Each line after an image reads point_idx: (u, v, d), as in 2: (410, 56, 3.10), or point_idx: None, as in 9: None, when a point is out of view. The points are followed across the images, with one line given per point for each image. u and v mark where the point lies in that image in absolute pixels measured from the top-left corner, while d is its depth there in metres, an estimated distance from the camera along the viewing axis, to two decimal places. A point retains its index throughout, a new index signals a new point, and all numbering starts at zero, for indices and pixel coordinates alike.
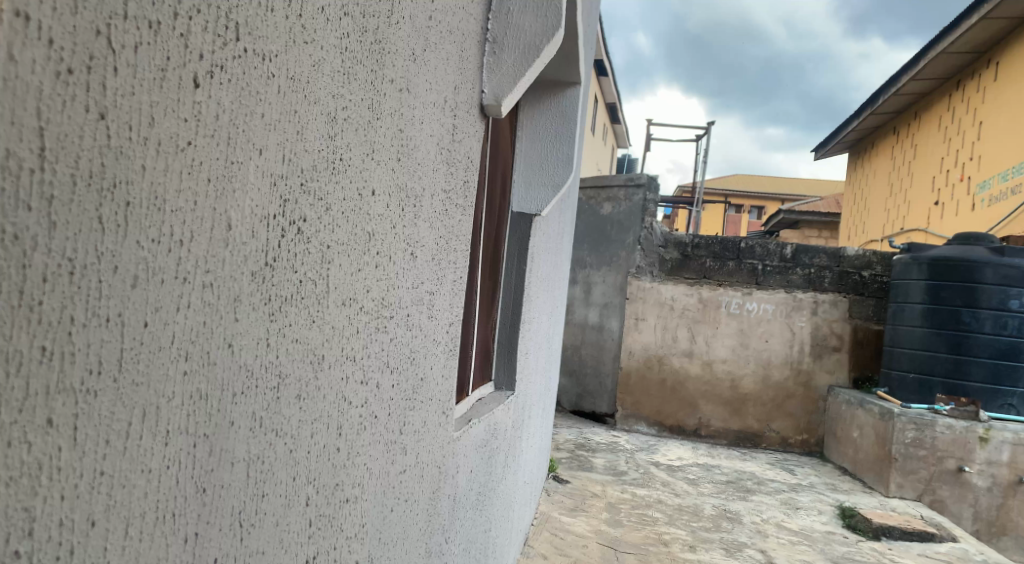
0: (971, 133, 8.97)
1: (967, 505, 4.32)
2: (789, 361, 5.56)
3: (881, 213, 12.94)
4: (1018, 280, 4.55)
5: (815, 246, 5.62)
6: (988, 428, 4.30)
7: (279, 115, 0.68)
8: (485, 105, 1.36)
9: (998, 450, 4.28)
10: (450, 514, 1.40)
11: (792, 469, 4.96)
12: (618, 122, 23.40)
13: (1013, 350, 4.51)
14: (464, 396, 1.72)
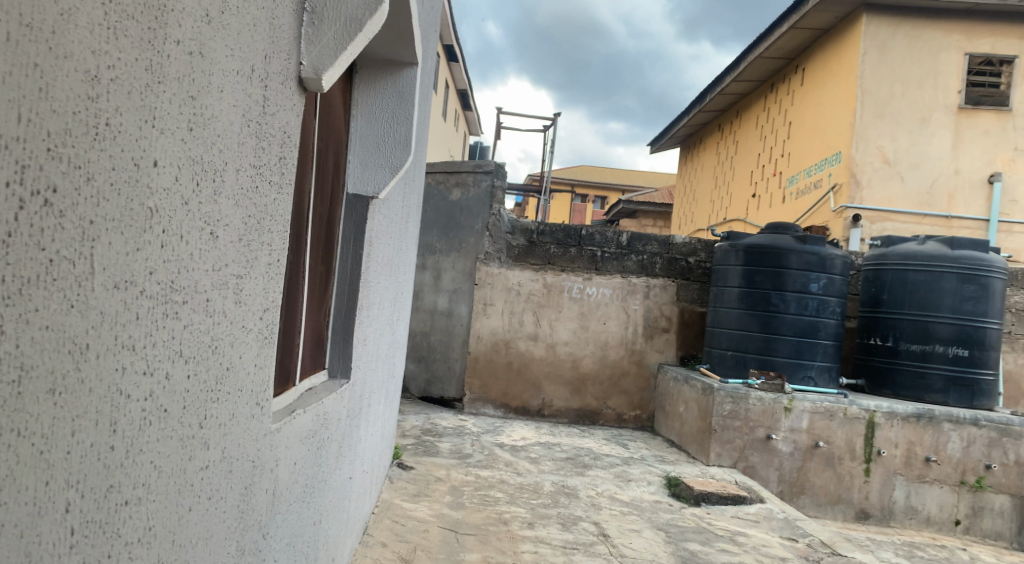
0: (781, 133, 9.84)
1: (773, 469, 4.77)
2: (624, 342, 5.86)
3: (707, 203, 13.91)
4: (817, 265, 5.07)
5: (647, 234, 5.93)
6: (791, 399, 4.78)
7: (9, 67, 0.62)
8: (303, 77, 1.30)
9: (799, 417, 4.77)
10: (269, 510, 1.35)
11: (626, 444, 5.25)
12: (469, 108, 23.50)
13: (812, 328, 5.05)
14: (290, 385, 1.67)
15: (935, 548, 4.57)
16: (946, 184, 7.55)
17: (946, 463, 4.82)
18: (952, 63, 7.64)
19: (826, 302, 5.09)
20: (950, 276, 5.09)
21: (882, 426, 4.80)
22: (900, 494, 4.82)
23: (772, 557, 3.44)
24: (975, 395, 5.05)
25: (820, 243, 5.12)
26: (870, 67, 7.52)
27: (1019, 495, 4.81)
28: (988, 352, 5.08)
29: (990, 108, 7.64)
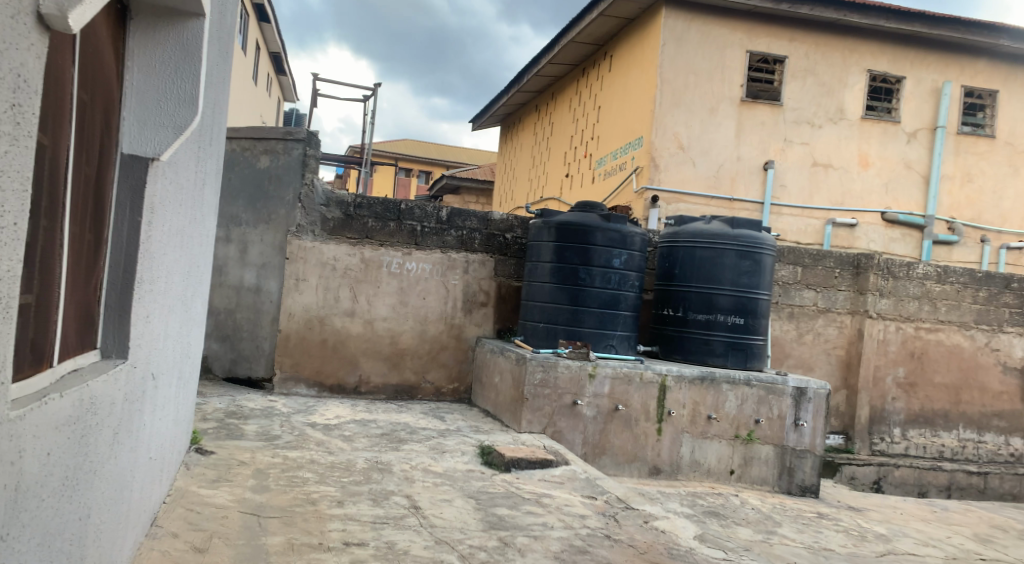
0: (591, 116, 10.31)
1: (578, 432, 5.05)
2: (442, 317, 5.89)
3: (524, 181, 14.29)
4: (620, 242, 5.39)
5: (467, 210, 5.98)
6: (595, 366, 5.08)
7: None
8: (43, 13, 1.15)
9: (602, 383, 5.10)
10: (8, 508, 1.21)
11: (442, 417, 5.30)
12: (284, 73, 22.31)
13: (614, 300, 5.38)
14: (45, 366, 1.50)
15: (714, 496, 5.10)
16: (730, 170, 8.39)
17: (723, 420, 5.36)
18: (736, 58, 8.41)
19: (626, 277, 5.43)
20: (730, 253, 5.63)
21: (672, 388, 5.25)
22: (686, 450, 5.31)
23: (573, 516, 3.65)
24: (748, 357, 5.65)
25: (622, 222, 5.42)
26: (668, 58, 8.07)
27: (780, 445, 5.47)
28: (759, 320, 5.70)
29: (765, 102, 8.60)
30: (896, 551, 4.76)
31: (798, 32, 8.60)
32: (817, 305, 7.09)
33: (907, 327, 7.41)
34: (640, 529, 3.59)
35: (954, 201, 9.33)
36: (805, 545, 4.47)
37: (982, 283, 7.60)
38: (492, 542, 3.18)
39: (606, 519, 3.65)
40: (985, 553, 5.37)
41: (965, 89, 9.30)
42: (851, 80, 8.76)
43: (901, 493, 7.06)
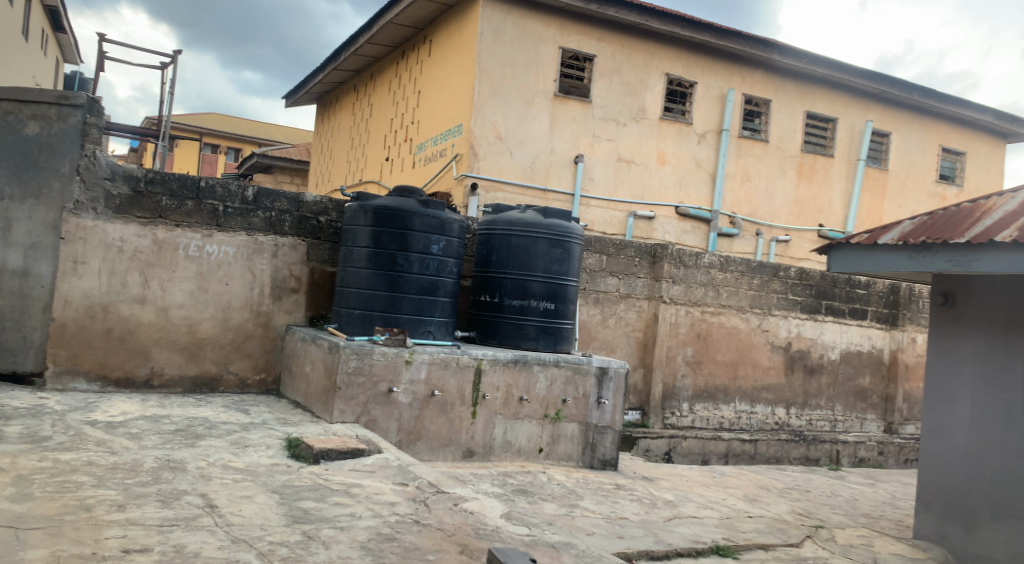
0: (411, 101, 10.21)
1: (393, 420, 5.00)
2: (248, 304, 5.57)
3: (341, 164, 13.89)
4: (437, 228, 5.37)
5: (276, 190, 5.68)
6: (412, 352, 5.05)
7: None
8: None
9: (418, 369, 5.08)
10: None
11: (247, 409, 5.01)
12: (64, 32, 19.96)
13: (431, 287, 5.38)
14: None
15: (524, 474, 5.30)
16: (544, 162, 8.73)
17: (534, 401, 5.57)
18: (550, 53, 8.70)
19: (444, 263, 5.44)
20: (542, 241, 5.82)
21: (487, 372, 5.35)
22: (499, 431, 5.45)
23: (382, 504, 3.60)
24: (557, 341, 5.92)
25: (440, 208, 5.41)
26: (485, 48, 8.24)
27: (584, 422, 5.80)
28: (568, 305, 5.96)
29: (576, 98, 8.98)
30: (681, 515, 5.28)
31: (606, 33, 9.02)
32: (619, 291, 7.60)
33: (695, 311, 8.10)
34: (449, 511, 3.62)
35: (735, 198, 10.25)
36: (603, 516, 4.81)
37: (756, 272, 8.55)
38: (294, 537, 3.05)
39: (415, 505, 3.65)
40: (752, 511, 6.04)
41: (745, 96, 10.27)
42: (651, 82, 9.38)
43: (688, 462, 7.67)
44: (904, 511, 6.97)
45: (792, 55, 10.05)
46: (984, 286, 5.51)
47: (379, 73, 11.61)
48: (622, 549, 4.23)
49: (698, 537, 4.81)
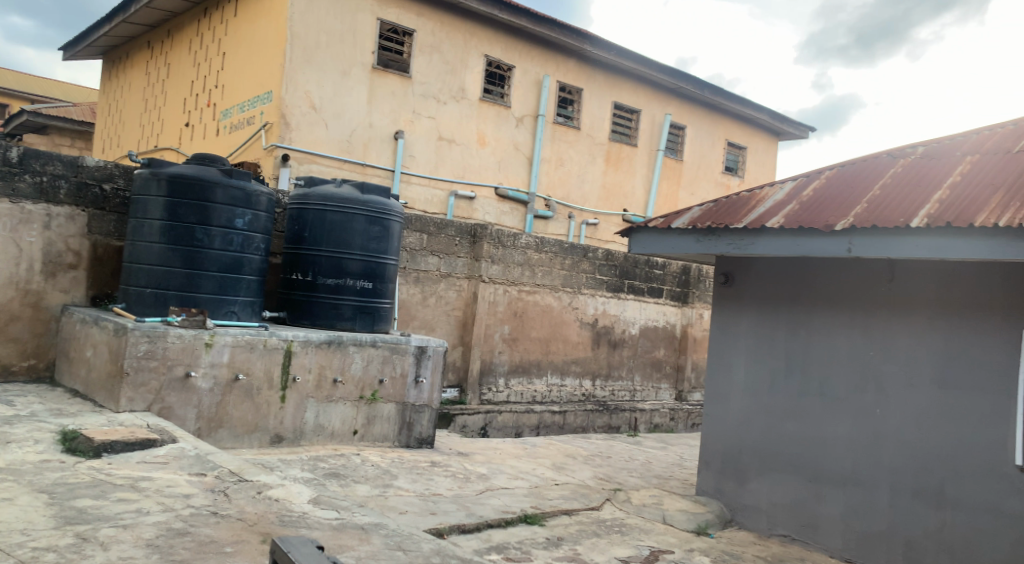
0: (213, 63, 9.50)
1: (191, 407, 4.65)
2: (13, 281, 4.90)
3: (132, 128, 12.65)
4: (242, 201, 5.03)
5: (49, 152, 5.03)
6: (213, 334, 4.71)
7: None
8: None
9: (220, 352, 4.75)
10: None
11: (11, 401, 4.42)
12: None
13: (235, 264, 5.05)
14: None
15: (336, 457, 5.17)
16: (361, 136, 8.53)
17: (348, 382, 5.46)
18: (366, 24, 8.43)
19: (250, 238, 5.12)
20: (359, 218, 5.65)
21: (298, 354, 5.14)
22: (310, 415, 5.27)
23: (175, 497, 3.33)
24: (375, 321, 5.84)
25: (245, 179, 5.06)
26: (297, 12, 7.83)
27: (402, 402, 5.82)
28: (386, 284, 5.88)
29: (395, 72, 8.80)
30: (492, 487, 5.47)
31: (426, 8, 8.93)
32: (439, 270, 7.65)
33: (512, 290, 8.34)
34: (250, 501, 3.42)
35: (551, 181, 10.59)
36: (416, 494, 4.87)
37: (567, 253, 8.89)
38: (64, 541, 2.73)
39: (214, 496, 3.41)
40: (559, 478, 6.31)
41: (559, 83, 10.52)
42: (470, 62, 9.42)
43: (502, 435, 7.95)
44: (690, 471, 7.62)
45: (604, 47, 10.52)
46: (758, 265, 6.11)
47: (178, 30, 10.67)
48: (435, 525, 4.38)
49: (509, 508, 5.06)
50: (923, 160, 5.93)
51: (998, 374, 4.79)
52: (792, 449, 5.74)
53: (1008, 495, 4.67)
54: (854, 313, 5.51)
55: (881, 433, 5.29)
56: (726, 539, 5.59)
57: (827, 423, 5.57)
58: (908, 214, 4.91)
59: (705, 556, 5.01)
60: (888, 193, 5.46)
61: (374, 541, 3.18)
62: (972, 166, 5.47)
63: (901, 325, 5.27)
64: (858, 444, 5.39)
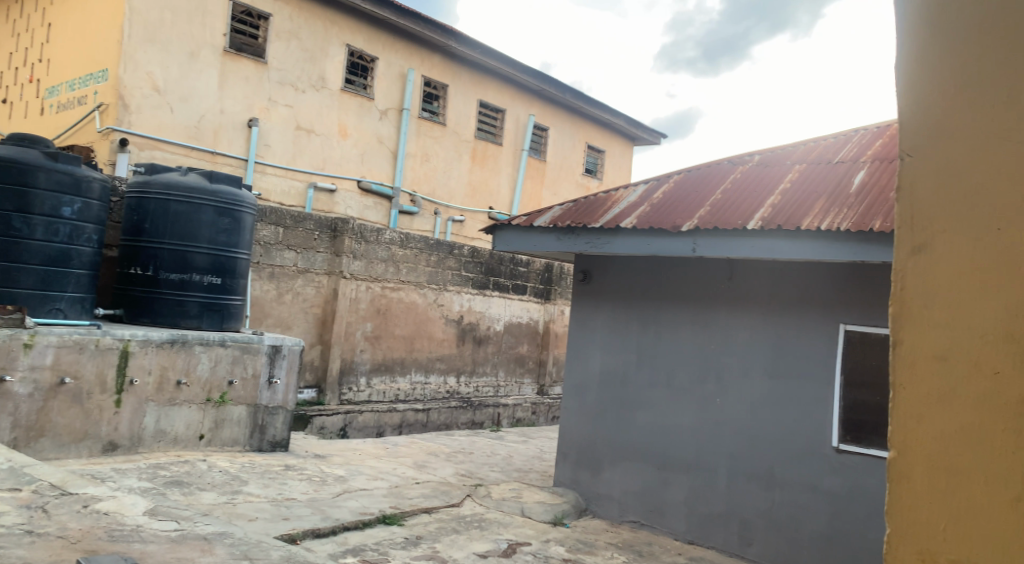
0: (38, 35, 8.59)
1: (5, 416, 4.14)
2: None
3: None
4: (70, 188, 4.57)
5: None
6: (33, 334, 4.24)
7: None
8: None
9: (41, 354, 4.28)
10: None
11: None
12: None
13: (62, 257, 4.57)
14: None
15: (179, 464, 4.79)
16: (211, 123, 8.01)
17: (194, 384, 5.10)
18: (217, 3, 7.94)
19: (79, 229, 4.65)
20: (206, 210, 5.30)
21: (135, 354, 4.74)
22: (150, 420, 4.87)
23: None
24: (224, 319, 5.49)
25: (74, 164, 4.60)
26: None
27: (253, 403, 5.49)
28: (236, 280, 5.56)
29: (250, 57, 8.34)
30: (350, 489, 5.28)
31: None
32: (297, 265, 7.41)
33: (376, 287, 8.16)
34: (74, 516, 3.08)
35: (416, 176, 10.44)
36: (268, 499, 4.61)
37: (433, 249, 8.82)
38: None
39: (29, 513, 3.03)
40: (420, 477, 6.20)
41: (423, 78, 10.42)
42: (331, 51, 9.10)
43: (363, 436, 7.63)
44: (548, 463, 7.72)
45: (468, 44, 10.52)
46: (613, 264, 6.27)
47: None
48: (289, 530, 4.16)
49: (367, 509, 4.90)
50: (758, 168, 6.33)
51: (819, 364, 5.17)
52: (641, 439, 5.94)
53: (827, 475, 5.05)
54: (699, 310, 5.77)
55: (721, 420, 5.58)
56: (581, 528, 5.67)
57: (673, 412, 5.80)
58: (745, 217, 5.19)
59: (560, 545, 5.06)
60: (729, 197, 5.77)
61: (217, 551, 2.95)
62: (800, 175, 5.87)
63: (739, 321, 5.57)
64: (701, 432, 5.65)
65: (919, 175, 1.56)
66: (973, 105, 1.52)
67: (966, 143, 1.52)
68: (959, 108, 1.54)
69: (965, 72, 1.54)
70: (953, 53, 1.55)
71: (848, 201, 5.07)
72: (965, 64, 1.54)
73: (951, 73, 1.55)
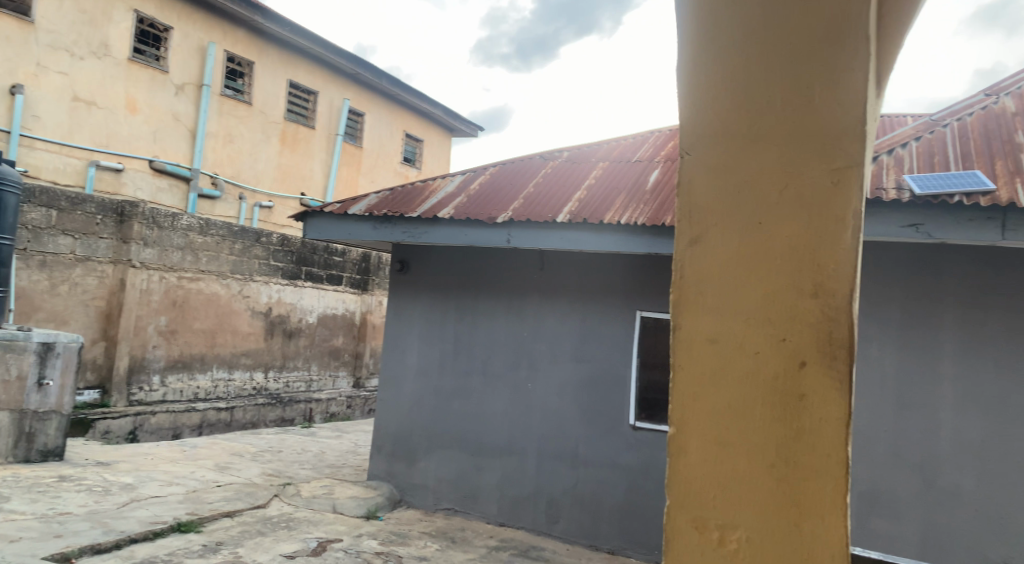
0: None
1: None
2: None
3: None
4: None
5: None
6: None
7: None
8: None
9: None
10: None
11: None
12: None
13: None
14: None
15: None
16: None
17: None
18: None
19: None
20: None
21: None
22: None
23: None
24: None
25: None
26: None
27: (18, 409, 4.97)
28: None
29: (11, 14, 7.21)
30: (140, 497, 4.81)
31: None
32: (75, 253, 6.48)
33: (171, 276, 7.37)
34: None
35: (217, 158, 9.50)
36: (36, 516, 4.18)
37: (237, 236, 8.10)
38: None
39: None
40: (222, 479, 5.72)
41: (226, 53, 9.62)
42: (116, 15, 8.07)
43: (156, 439, 6.84)
44: (363, 457, 7.34)
45: (276, 21, 9.84)
46: (429, 255, 6.07)
47: None
48: (63, 548, 3.82)
49: (158, 518, 4.51)
50: (567, 164, 6.41)
51: (620, 348, 5.31)
52: (455, 426, 5.80)
53: (623, 450, 5.20)
54: (511, 297, 5.73)
55: (531, 405, 5.58)
56: (395, 520, 5.42)
57: (488, 398, 5.72)
58: (555, 211, 5.24)
59: (372, 539, 4.83)
60: (540, 191, 5.78)
61: None
62: (604, 171, 5.99)
63: (549, 307, 5.59)
64: (513, 418, 5.61)
65: (693, 183, 1.94)
66: (736, 118, 1.92)
67: (733, 151, 1.91)
68: (725, 119, 1.93)
69: (729, 92, 1.93)
70: (722, 80, 1.93)
71: (644, 198, 5.19)
72: (730, 84, 1.93)
73: (717, 92, 1.94)
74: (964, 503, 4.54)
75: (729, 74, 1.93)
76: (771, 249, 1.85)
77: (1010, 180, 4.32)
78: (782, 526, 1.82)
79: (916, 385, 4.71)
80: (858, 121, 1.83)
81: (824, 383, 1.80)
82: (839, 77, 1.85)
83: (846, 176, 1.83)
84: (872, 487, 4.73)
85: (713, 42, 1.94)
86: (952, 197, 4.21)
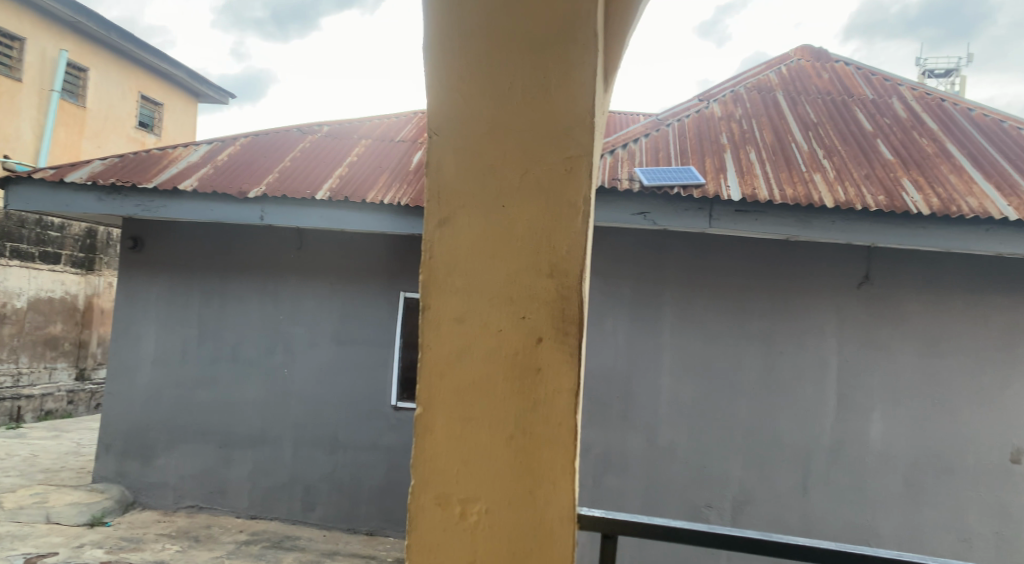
0: None
1: None
2: None
3: None
4: None
5: None
6: None
7: None
8: None
9: None
10: None
11: None
12: None
13: None
14: None
15: None
16: None
17: None
18: None
19: None
20: None
21: None
22: None
23: None
24: None
25: None
26: None
27: None
28: None
29: None
30: None
31: None
32: None
33: None
34: None
35: None
36: None
37: None
38: None
39: None
40: None
41: None
42: None
43: None
44: (87, 458, 6.15)
45: None
46: (167, 228, 5.31)
47: None
48: None
49: None
50: (327, 139, 5.73)
51: (384, 329, 5.13)
52: (201, 419, 5.23)
53: (386, 432, 5.06)
54: (265, 279, 5.23)
55: (288, 391, 5.17)
56: (126, 525, 4.93)
57: (239, 386, 5.21)
58: (314, 187, 4.76)
59: (99, 547, 4.52)
60: (297, 165, 5.15)
61: None
62: (367, 150, 5.47)
63: (306, 291, 5.20)
64: (267, 406, 5.18)
65: (448, 174, 2.25)
66: (485, 106, 2.22)
67: (479, 140, 2.23)
68: (476, 106, 2.23)
69: (478, 82, 2.22)
70: (472, 71, 2.22)
71: (409, 177, 4.94)
72: (480, 74, 2.22)
73: (466, 82, 2.23)
74: (675, 458, 4.71)
75: (480, 64, 2.22)
76: (515, 244, 2.21)
77: (717, 176, 4.49)
78: (521, 494, 2.21)
79: (640, 355, 4.76)
80: (589, 110, 2.19)
81: (557, 356, 2.19)
82: (573, 68, 2.19)
83: (577, 159, 2.19)
84: (608, 448, 4.75)
85: (463, 31, 2.21)
86: (673, 188, 4.29)
